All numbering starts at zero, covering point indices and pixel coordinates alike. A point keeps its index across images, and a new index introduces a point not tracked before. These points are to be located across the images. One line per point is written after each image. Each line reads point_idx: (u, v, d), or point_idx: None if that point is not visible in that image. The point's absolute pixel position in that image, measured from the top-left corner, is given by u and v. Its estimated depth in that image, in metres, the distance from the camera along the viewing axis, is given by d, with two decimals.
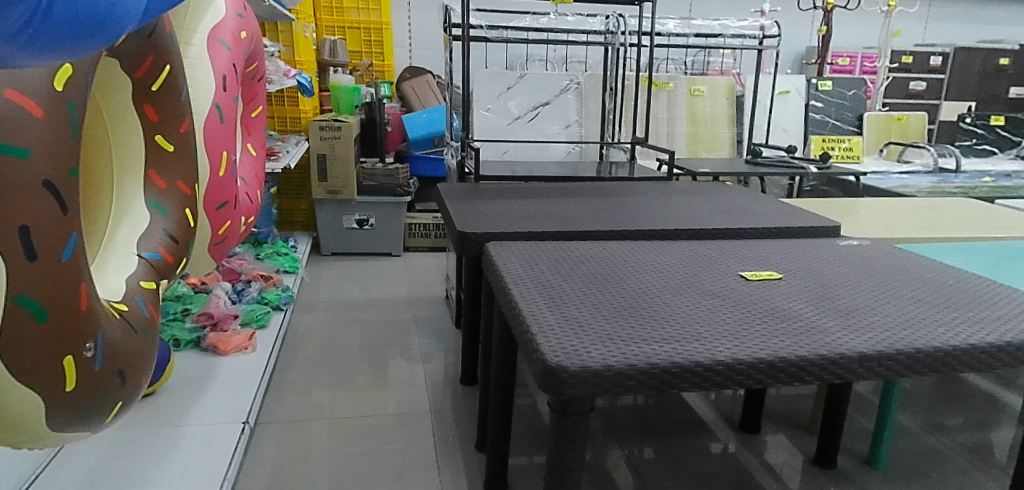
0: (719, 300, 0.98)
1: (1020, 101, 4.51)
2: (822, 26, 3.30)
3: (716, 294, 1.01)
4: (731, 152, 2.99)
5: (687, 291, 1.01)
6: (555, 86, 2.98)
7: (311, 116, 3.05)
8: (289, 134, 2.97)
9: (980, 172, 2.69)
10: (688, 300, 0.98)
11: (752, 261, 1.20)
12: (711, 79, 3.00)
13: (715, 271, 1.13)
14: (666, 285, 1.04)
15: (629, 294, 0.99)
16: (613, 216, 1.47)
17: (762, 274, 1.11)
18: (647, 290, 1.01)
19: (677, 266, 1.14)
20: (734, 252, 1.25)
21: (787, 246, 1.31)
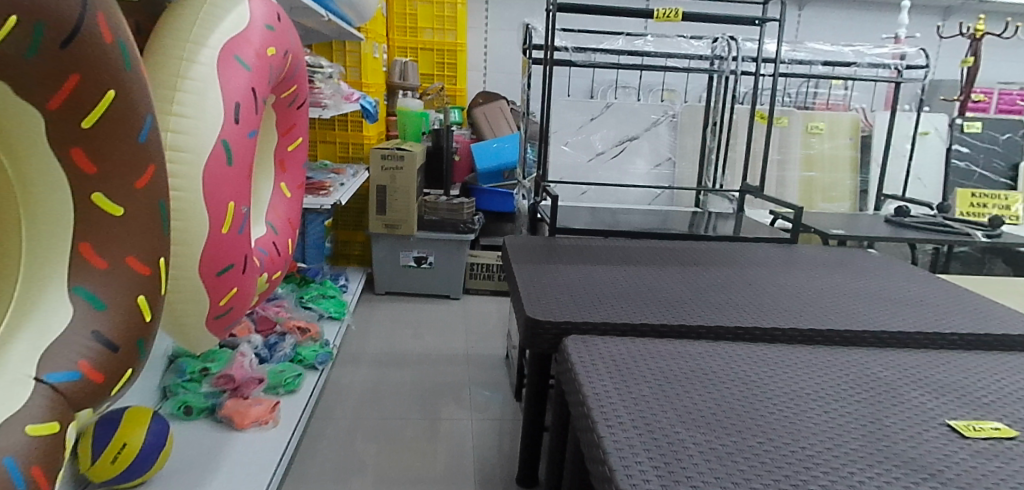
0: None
1: None
2: (969, 58, 2.94)
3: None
4: (852, 203, 3.04)
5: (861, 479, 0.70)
6: (647, 118, 2.77)
7: (374, 143, 2.82)
8: (351, 162, 2.75)
9: None
10: None
11: (943, 411, 0.88)
12: (834, 116, 3.07)
13: (895, 432, 0.81)
14: (830, 460, 0.73)
15: (782, 478, 0.69)
16: (729, 299, 1.27)
17: (970, 451, 0.78)
18: (808, 473, 0.70)
19: (838, 413, 0.84)
20: (914, 393, 0.92)
21: (976, 390, 0.95)
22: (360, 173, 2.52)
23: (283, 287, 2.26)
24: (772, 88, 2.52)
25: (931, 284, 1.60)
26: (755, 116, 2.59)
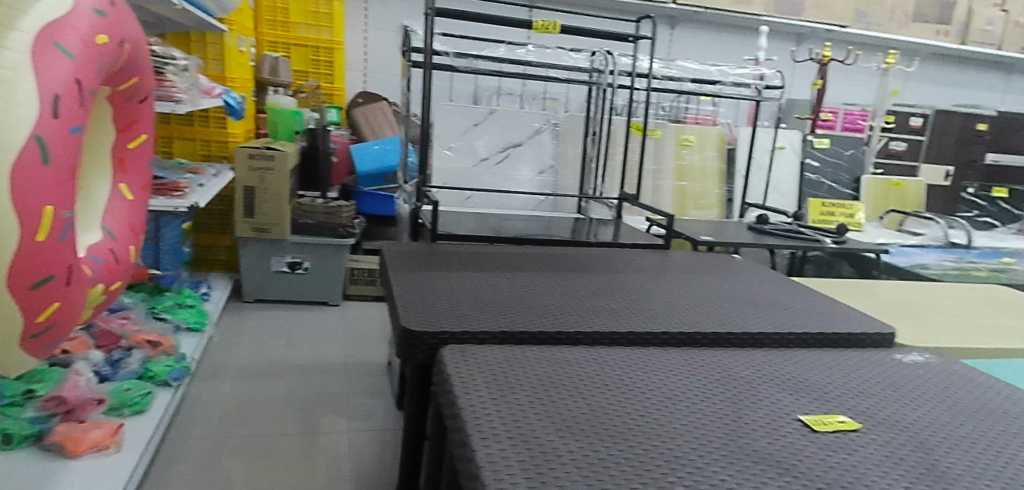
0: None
1: (996, 169, 4.60)
2: (818, 80, 3.22)
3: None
4: (720, 210, 3.26)
5: (724, 479, 0.74)
6: (529, 127, 2.84)
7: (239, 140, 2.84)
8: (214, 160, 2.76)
9: (995, 266, 2.80)
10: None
11: (796, 408, 0.95)
12: (701, 130, 3.26)
13: (755, 431, 0.86)
14: (696, 462, 0.77)
15: (649, 482, 0.72)
16: (610, 306, 1.30)
17: (820, 447, 0.84)
18: (676, 478, 0.73)
19: (704, 414, 0.89)
20: (773, 392, 0.99)
21: (828, 389, 1.03)
22: (222, 174, 2.38)
23: (131, 296, 2.11)
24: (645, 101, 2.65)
25: (788, 288, 1.73)
26: (630, 128, 2.71)
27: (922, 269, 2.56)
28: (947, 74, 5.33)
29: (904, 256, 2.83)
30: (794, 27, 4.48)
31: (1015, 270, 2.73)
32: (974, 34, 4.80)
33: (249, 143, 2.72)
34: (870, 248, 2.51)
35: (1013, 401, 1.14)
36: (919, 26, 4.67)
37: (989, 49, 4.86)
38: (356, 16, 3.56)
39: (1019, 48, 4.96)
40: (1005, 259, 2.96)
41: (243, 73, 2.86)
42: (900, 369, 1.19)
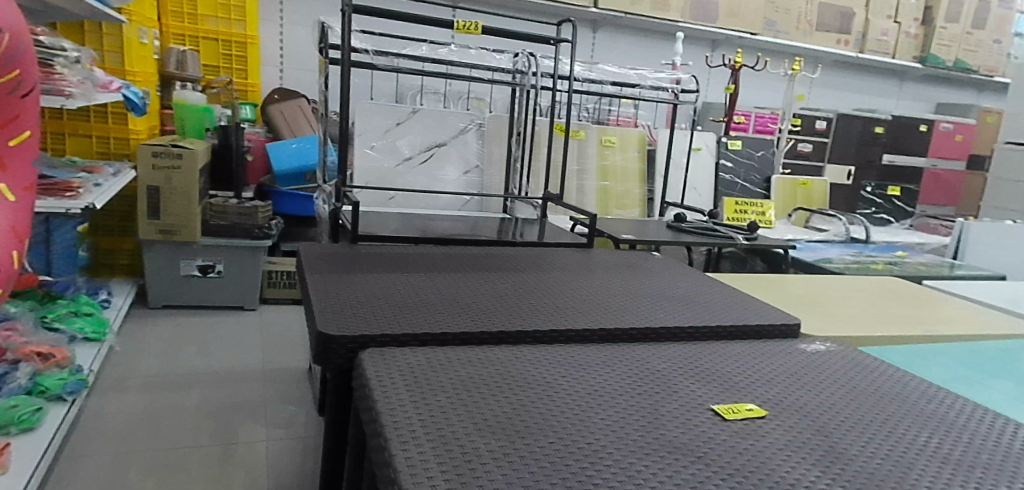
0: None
1: (891, 169, 4.97)
2: (732, 84, 3.43)
3: (651, 483, 0.87)
4: (641, 211, 3.34)
5: (611, 469, 0.89)
6: (453, 127, 2.82)
7: (142, 138, 2.78)
8: (112, 158, 2.68)
9: (891, 259, 3.02)
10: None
11: (676, 402, 1.11)
12: (623, 132, 3.35)
13: (639, 425, 1.01)
14: (587, 454, 0.91)
15: (569, 475, 0.86)
16: (525, 306, 1.42)
17: (693, 436, 1.00)
18: (571, 471, 0.86)
19: (619, 409, 1.05)
20: (657, 387, 1.15)
21: (704, 379, 1.20)
22: (124, 173, 2.27)
23: (19, 304, 1.97)
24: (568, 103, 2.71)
25: (702, 282, 1.81)
26: (554, 129, 2.76)
27: (827, 263, 2.72)
28: (848, 80, 5.68)
29: (811, 251, 2.99)
30: (708, 33, 4.66)
31: (906, 262, 2.96)
32: (871, 43, 5.14)
33: (152, 142, 2.64)
34: (780, 244, 2.65)
35: (872, 378, 1.31)
36: (822, 34, 4.95)
37: (884, 57, 5.21)
38: (270, 10, 3.73)
39: (910, 56, 5.35)
40: (900, 253, 3.17)
41: (145, 67, 2.76)
42: (797, 356, 1.38)
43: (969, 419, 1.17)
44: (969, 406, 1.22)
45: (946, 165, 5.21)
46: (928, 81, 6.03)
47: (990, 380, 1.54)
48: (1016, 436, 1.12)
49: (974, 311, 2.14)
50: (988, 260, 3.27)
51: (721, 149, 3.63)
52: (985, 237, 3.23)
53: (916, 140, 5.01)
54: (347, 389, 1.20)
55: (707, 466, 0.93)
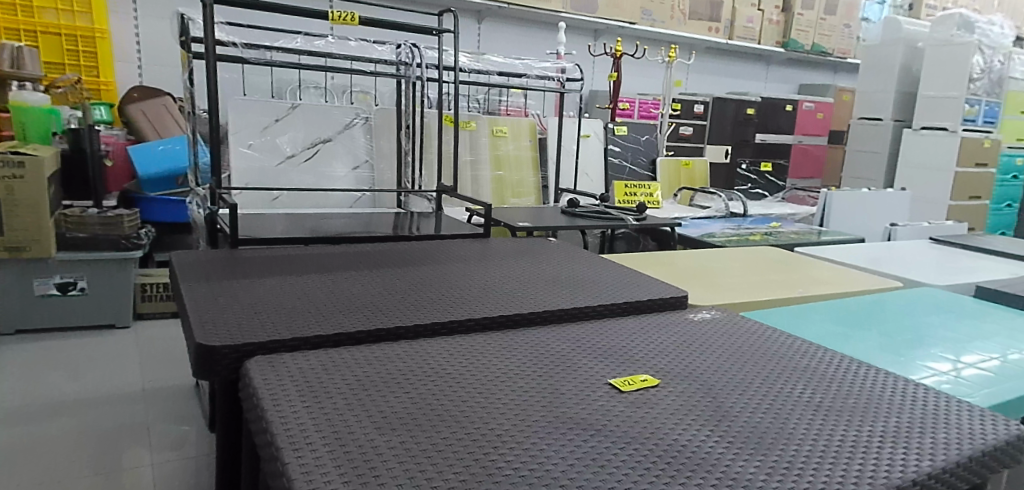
0: (557, 466, 0.88)
1: (764, 147, 5.33)
2: (614, 73, 3.66)
3: (554, 460, 0.89)
4: (536, 197, 3.42)
5: (515, 452, 0.90)
6: (338, 122, 2.75)
7: None
8: None
9: (767, 229, 3.24)
10: (533, 469, 0.87)
11: (576, 379, 1.14)
12: (513, 121, 3.39)
13: (540, 406, 1.03)
14: (490, 440, 0.93)
15: (473, 463, 0.87)
16: (425, 299, 1.41)
17: (592, 410, 1.03)
18: (474, 460, 0.87)
19: (521, 393, 1.07)
20: (556, 368, 1.17)
21: (601, 356, 1.24)
22: None
23: None
24: (455, 94, 2.71)
25: (598, 264, 1.86)
26: (443, 120, 2.74)
27: (710, 237, 2.87)
28: (720, 65, 6.01)
29: (696, 228, 3.14)
30: (589, 23, 4.79)
31: (779, 231, 3.19)
32: (739, 30, 5.47)
33: None
34: (666, 222, 2.78)
35: (757, 341, 1.40)
36: (694, 23, 5.22)
37: (751, 43, 5.56)
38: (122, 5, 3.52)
39: (774, 41, 5.74)
40: (774, 223, 3.40)
41: None
42: (689, 326, 1.45)
43: (843, 370, 1.27)
44: (844, 360, 1.32)
45: (811, 141, 5.64)
46: (791, 64, 6.51)
47: (856, 332, 1.69)
48: (881, 381, 1.23)
49: (839, 271, 2.33)
50: (850, 225, 3.57)
51: (609, 135, 3.75)
52: (845, 204, 3.52)
53: (783, 118, 5.39)
54: (236, 400, 1.14)
55: (606, 437, 0.96)
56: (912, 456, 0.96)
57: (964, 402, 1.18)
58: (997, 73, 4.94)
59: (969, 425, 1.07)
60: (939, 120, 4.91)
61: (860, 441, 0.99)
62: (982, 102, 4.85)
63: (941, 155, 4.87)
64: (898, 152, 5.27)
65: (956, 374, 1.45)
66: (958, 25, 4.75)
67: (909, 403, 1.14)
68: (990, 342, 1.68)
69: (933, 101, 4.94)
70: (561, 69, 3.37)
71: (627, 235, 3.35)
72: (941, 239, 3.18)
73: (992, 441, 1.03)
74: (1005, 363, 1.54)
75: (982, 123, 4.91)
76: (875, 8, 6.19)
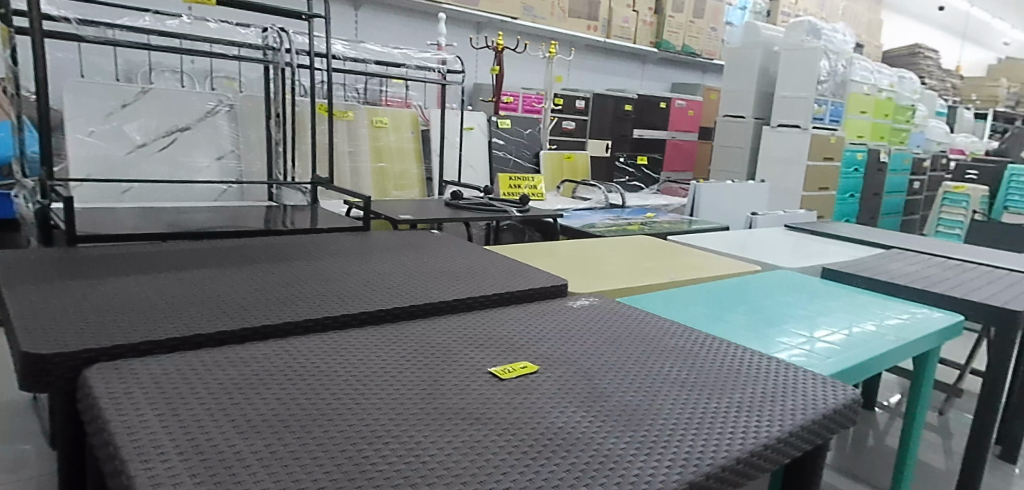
0: (434, 457, 0.87)
1: (641, 141, 5.59)
2: (495, 65, 3.79)
3: (432, 451, 0.89)
4: (421, 190, 3.38)
5: (392, 446, 0.89)
6: (198, 108, 2.60)
7: None
8: None
9: (643, 219, 3.38)
10: (407, 461, 0.86)
11: (456, 370, 1.13)
12: (394, 112, 3.34)
13: (418, 398, 1.02)
14: (365, 436, 0.90)
15: (346, 461, 0.84)
16: (296, 295, 1.36)
17: (471, 400, 1.03)
18: (347, 457, 0.85)
19: (399, 386, 1.05)
20: (436, 360, 1.16)
21: (481, 346, 1.24)
22: None
23: None
24: (328, 82, 2.62)
25: (480, 256, 1.86)
26: (317, 109, 2.63)
27: (590, 228, 2.96)
28: (598, 62, 6.22)
29: (577, 218, 3.23)
30: (471, 15, 4.78)
31: (654, 221, 3.34)
32: (615, 29, 5.68)
33: None
34: (547, 213, 2.84)
35: (632, 324, 1.45)
36: (573, 20, 5.34)
37: (626, 42, 5.79)
38: None
39: (648, 41, 6.01)
40: (650, 214, 3.57)
41: None
42: (568, 313, 1.48)
43: (709, 349, 1.35)
44: (709, 338, 1.41)
45: (683, 136, 5.95)
46: (663, 64, 6.85)
47: (722, 313, 1.81)
48: (741, 357, 1.32)
49: (706, 257, 2.48)
50: (717, 215, 3.82)
51: (492, 128, 3.79)
52: (712, 195, 3.75)
53: (657, 115, 5.66)
54: (74, 415, 1.04)
55: (483, 424, 0.96)
56: (764, 422, 1.04)
57: (812, 373, 1.29)
58: (840, 76, 5.46)
59: (814, 392, 1.17)
60: (793, 118, 5.34)
61: (720, 412, 1.06)
62: (828, 102, 5.34)
63: (795, 149, 5.31)
64: (758, 147, 5.69)
65: (809, 348, 1.58)
66: (806, 32, 5.23)
67: (765, 375, 1.23)
68: (834, 317, 1.85)
69: (786, 100, 5.37)
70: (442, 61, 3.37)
71: (512, 226, 3.39)
72: (795, 226, 3.48)
73: (832, 405, 1.13)
74: (847, 335, 1.70)
75: (828, 121, 5.41)
76: (736, 12, 6.58)
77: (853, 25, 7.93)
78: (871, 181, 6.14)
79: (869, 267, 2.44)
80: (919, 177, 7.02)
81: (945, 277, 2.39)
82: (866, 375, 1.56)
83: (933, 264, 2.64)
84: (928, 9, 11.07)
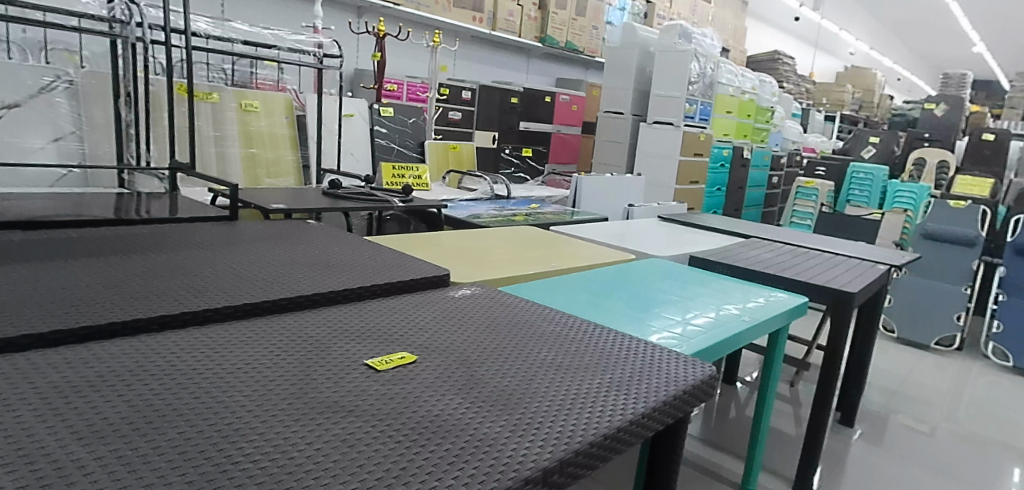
0: (302, 452, 0.84)
1: (527, 134, 5.66)
2: (377, 52, 3.69)
3: (300, 445, 0.85)
4: (297, 178, 3.23)
5: (257, 443, 0.84)
6: (30, 83, 2.35)
7: None
8: None
9: (526, 210, 3.43)
10: (272, 456, 0.82)
11: (330, 363, 1.09)
12: (266, 95, 3.16)
13: (289, 392, 0.98)
14: (228, 434, 0.85)
15: (205, 461, 0.80)
16: (151, 289, 1.26)
17: (343, 392, 1.00)
18: (206, 457, 0.80)
19: (269, 381, 1.01)
20: (308, 353, 1.12)
21: (357, 337, 1.21)
22: None
23: None
24: (188, 60, 2.43)
25: (358, 246, 1.81)
26: (175, 89, 2.44)
27: (474, 218, 2.97)
28: (483, 54, 6.24)
29: (462, 209, 3.23)
30: None
31: (537, 212, 3.40)
32: (500, 22, 5.72)
33: None
34: (430, 203, 2.82)
35: (511, 313, 1.47)
36: (458, 11, 5.30)
37: (511, 36, 5.85)
38: None
39: (533, 36, 6.10)
40: (534, 205, 3.63)
41: None
42: (450, 303, 1.48)
43: (584, 334, 1.39)
44: (585, 324, 1.45)
45: (567, 130, 6.10)
46: (548, 59, 6.99)
47: (600, 300, 1.87)
48: (614, 341, 1.37)
49: (585, 247, 2.56)
50: (596, 206, 3.94)
51: (373, 116, 3.69)
52: (592, 187, 3.87)
53: (543, 108, 5.74)
54: None
55: (354, 415, 0.94)
56: (631, 400, 1.09)
57: (675, 352, 1.36)
58: (708, 78, 5.81)
59: (677, 370, 1.25)
60: (666, 116, 5.62)
61: (591, 393, 1.10)
62: (698, 101, 5.68)
63: (668, 145, 5.60)
64: (636, 142, 5.94)
65: (679, 331, 1.67)
66: (678, 35, 5.51)
67: (634, 357, 1.29)
68: (700, 301, 1.97)
69: (661, 98, 5.65)
70: (319, 48, 3.12)
71: (396, 216, 3.33)
72: (668, 217, 3.67)
73: (693, 382, 1.20)
74: (713, 319, 1.82)
75: (698, 119, 5.76)
76: (616, 12, 6.80)
77: (721, 29, 8.44)
78: (735, 176, 6.59)
79: (731, 255, 2.62)
80: (777, 172, 7.63)
81: (794, 263, 2.62)
82: (724, 353, 1.68)
83: (785, 251, 2.88)
84: (787, 20, 12.05)
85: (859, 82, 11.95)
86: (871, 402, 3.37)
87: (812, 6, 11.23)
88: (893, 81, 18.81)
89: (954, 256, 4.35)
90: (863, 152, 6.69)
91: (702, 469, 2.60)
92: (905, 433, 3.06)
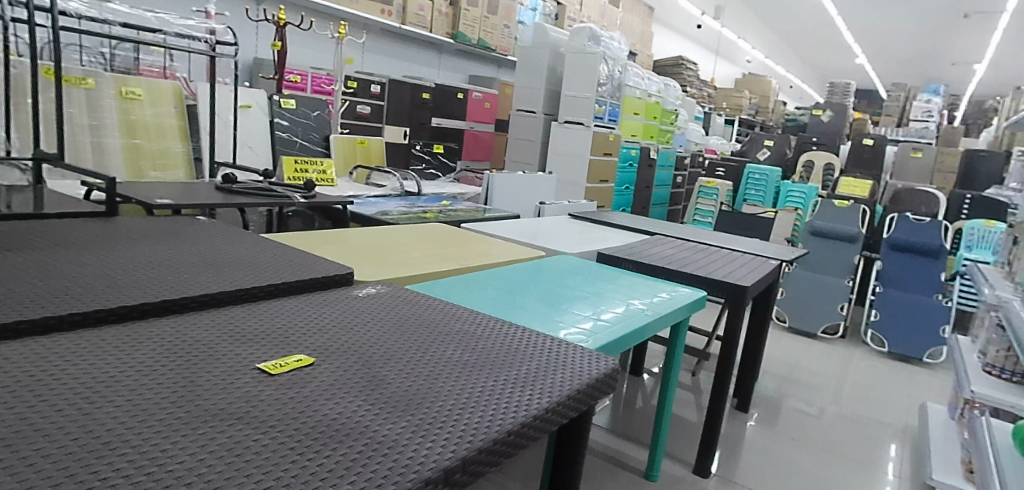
0: (182, 465, 0.77)
1: (439, 131, 5.61)
2: (277, 41, 3.48)
3: (179, 457, 0.78)
4: (188, 171, 3.03)
5: (130, 458, 0.77)
6: None
7: None
8: None
9: (436, 207, 3.38)
10: (146, 470, 0.75)
11: (219, 367, 1.02)
12: (150, 82, 2.95)
13: (170, 400, 0.90)
14: (96, 449, 0.78)
15: (66, 479, 0.72)
16: (6, 292, 1.13)
17: (231, 398, 0.93)
18: (69, 476, 0.73)
19: (149, 387, 0.92)
20: (194, 358, 1.03)
21: (250, 340, 1.13)
22: None
23: None
24: (56, 42, 2.21)
25: (255, 244, 1.71)
26: (40, 72, 2.22)
27: (381, 215, 2.89)
28: (393, 49, 6.12)
29: (370, 205, 3.14)
30: None
31: (448, 209, 3.35)
32: (410, 16, 5.61)
33: None
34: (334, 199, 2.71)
35: (419, 312, 1.43)
36: (365, 3, 5.16)
37: (422, 31, 5.76)
38: None
39: (444, 32, 6.02)
40: (444, 202, 3.58)
41: None
42: (354, 303, 1.42)
43: (492, 331, 1.36)
44: (493, 321, 1.43)
45: (480, 128, 6.07)
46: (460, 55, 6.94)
47: (509, 297, 1.85)
48: (521, 337, 1.35)
49: (495, 244, 2.54)
50: (507, 203, 3.94)
51: (273, 108, 3.53)
52: (503, 185, 3.87)
53: (455, 104, 5.70)
54: None
55: (243, 422, 0.87)
56: (537, 396, 1.08)
57: (581, 347, 1.36)
58: (616, 80, 5.94)
59: (582, 364, 1.25)
60: (576, 115, 5.71)
61: (497, 389, 1.08)
62: (607, 102, 5.80)
63: (578, 144, 5.68)
64: (547, 141, 6.01)
65: (587, 326, 1.69)
66: (587, 38, 5.66)
67: (541, 353, 1.27)
68: (607, 297, 1.99)
69: (570, 99, 5.72)
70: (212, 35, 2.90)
71: (299, 212, 3.21)
72: (578, 216, 3.71)
73: (597, 375, 1.21)
74: (619, 314, 1.84)
75: (607, 120, 5.89)
76: (528, 12, 6.71)
77: (629, 34, 8.69)
78: (642, 175, 6.79)
79: (636, 251, 2.68)
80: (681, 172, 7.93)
81: (695, 258, 2.72)
82: (629, 346, 1.70)
83: (687, 248, 2.98)
84: (690, 28, 12.57)
85: (756, 88, 12.62)
86: (766, 388, 3.56)
87: (713, 15, 11.75)
88: (785, 88, 20.00)
89: (837, 251, 4.68)
90: (759, 154, 7.03)
91: (609, 458, 2.65)
92: (795, 416, 3.25)
